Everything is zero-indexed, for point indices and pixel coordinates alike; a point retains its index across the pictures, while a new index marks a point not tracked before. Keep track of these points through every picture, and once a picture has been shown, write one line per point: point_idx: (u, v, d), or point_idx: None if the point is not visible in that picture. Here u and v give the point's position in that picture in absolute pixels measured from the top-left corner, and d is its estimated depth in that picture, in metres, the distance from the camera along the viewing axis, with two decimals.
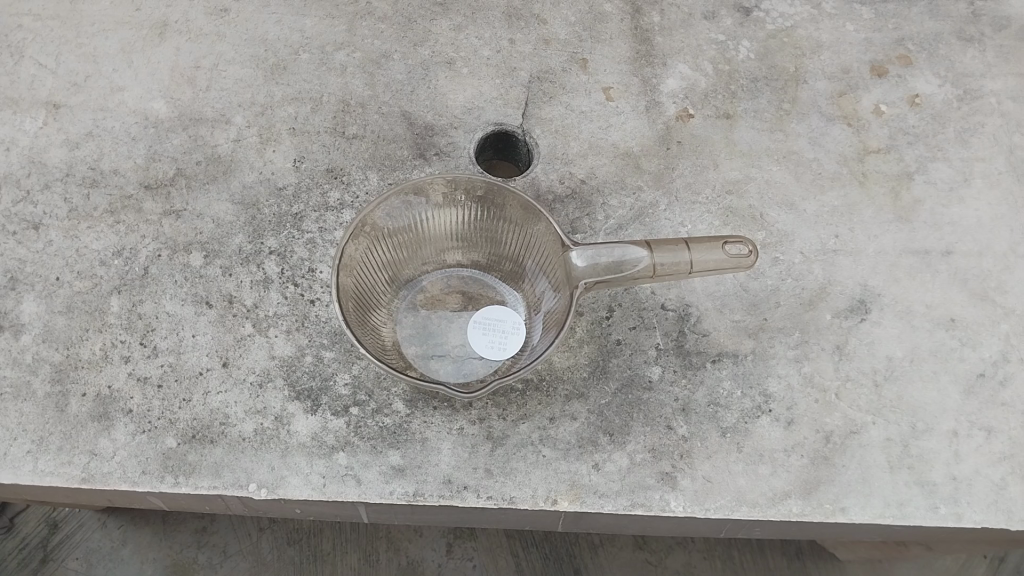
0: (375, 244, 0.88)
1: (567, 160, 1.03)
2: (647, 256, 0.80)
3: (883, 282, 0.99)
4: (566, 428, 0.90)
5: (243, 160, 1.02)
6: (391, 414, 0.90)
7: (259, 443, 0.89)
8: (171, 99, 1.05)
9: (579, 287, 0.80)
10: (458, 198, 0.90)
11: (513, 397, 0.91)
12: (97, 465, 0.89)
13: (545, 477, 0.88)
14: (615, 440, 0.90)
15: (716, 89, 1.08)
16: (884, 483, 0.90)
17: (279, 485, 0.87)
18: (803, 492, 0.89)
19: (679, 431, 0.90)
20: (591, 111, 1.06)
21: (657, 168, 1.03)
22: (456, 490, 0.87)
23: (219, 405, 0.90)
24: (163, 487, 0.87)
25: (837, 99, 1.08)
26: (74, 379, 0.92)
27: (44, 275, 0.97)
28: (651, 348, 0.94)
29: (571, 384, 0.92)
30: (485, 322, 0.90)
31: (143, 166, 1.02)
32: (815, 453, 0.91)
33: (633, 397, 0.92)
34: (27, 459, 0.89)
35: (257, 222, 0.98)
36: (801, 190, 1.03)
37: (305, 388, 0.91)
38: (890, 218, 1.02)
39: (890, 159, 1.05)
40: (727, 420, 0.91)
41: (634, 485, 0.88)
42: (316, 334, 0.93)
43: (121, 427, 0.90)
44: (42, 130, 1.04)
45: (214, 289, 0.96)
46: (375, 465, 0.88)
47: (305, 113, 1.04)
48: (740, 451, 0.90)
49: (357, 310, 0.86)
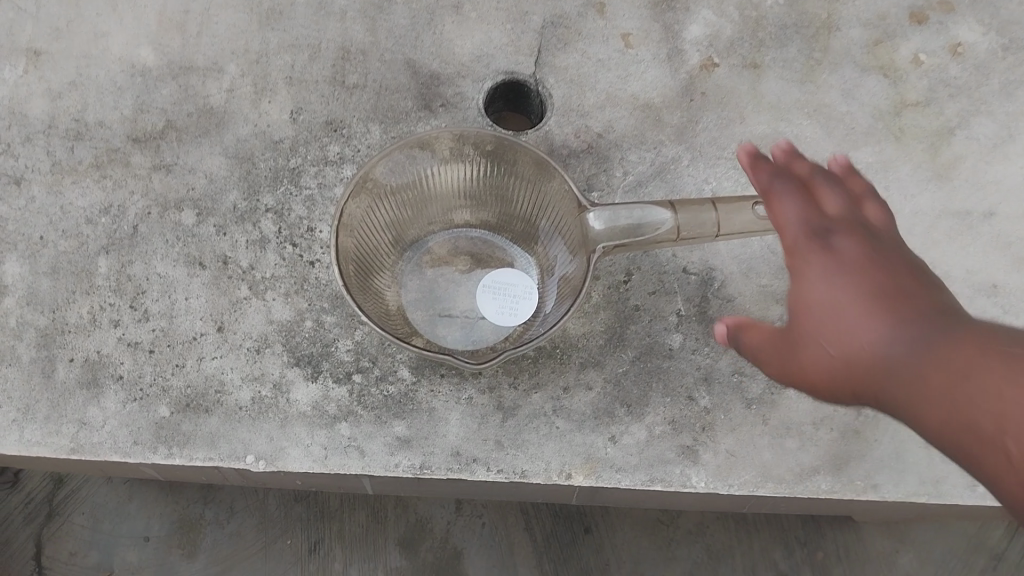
0: (376, 203, 0.84)
1: (583, 112, 0.98)
2: (672, 219, 0.73)
3: (920, 245, 0.95)
4: (580, 398, 0.87)
5: (237, 112, 0.97)
6: (396, 383, 0.87)
7: (256, 412, 0.86)
8: (159, 47, 1.00)
9: (596, 253, 0.76)
10: (464, 153, 0.86)
11: (525, 364, 0.87)
12: (85, 435, 0.87)
13: (558, 449, 0.85)
14: (633, 412, 0.87)
15: (742, 37, 1.02)
16: (919, 460, 0.87)
17: (278, 456, 0.85)
18: (832, 469, 0.86)
19: (701, 402, 0.88)
20: (609, 59, 1.01)
21: (680, 121, 0.98)
22: (464, 463, 0.85)
23: (214, 371, 0.88)
24: (155, 458, 0.86)
25: (873, 48, 1.02)
26: (60, 344, 0.89)
27: (27, 234, 0.94)
28: (672, 314, 0.90)
29: (586, 352, 0.88)
30: (496, 286, 0.87)
31: (130, 118, 0.97)
32: (847, 427, 0.87)
33: (653, 366, 0.88)
34: (11, 429, 0.87)
35: (253, 177, 0.94)
36: (832, 146, 0.98)
37: (305, 354, 0.88)
38: (927, 176, 0.98)
39: (928, 113, 1.00)
40: (753, 391, 0.88)
41: (652, 459, 0.86)
42: (316, 298, 0.90)
43: (111, 395, 0.88)
44: (24, 80, 0.99)
45: (207, 250, 0.92)
46: (380, 436, 0.85)
47: (303, 61, 0.99)
48: (766, 424, 0.87)
49: (358, 274, 0.82)
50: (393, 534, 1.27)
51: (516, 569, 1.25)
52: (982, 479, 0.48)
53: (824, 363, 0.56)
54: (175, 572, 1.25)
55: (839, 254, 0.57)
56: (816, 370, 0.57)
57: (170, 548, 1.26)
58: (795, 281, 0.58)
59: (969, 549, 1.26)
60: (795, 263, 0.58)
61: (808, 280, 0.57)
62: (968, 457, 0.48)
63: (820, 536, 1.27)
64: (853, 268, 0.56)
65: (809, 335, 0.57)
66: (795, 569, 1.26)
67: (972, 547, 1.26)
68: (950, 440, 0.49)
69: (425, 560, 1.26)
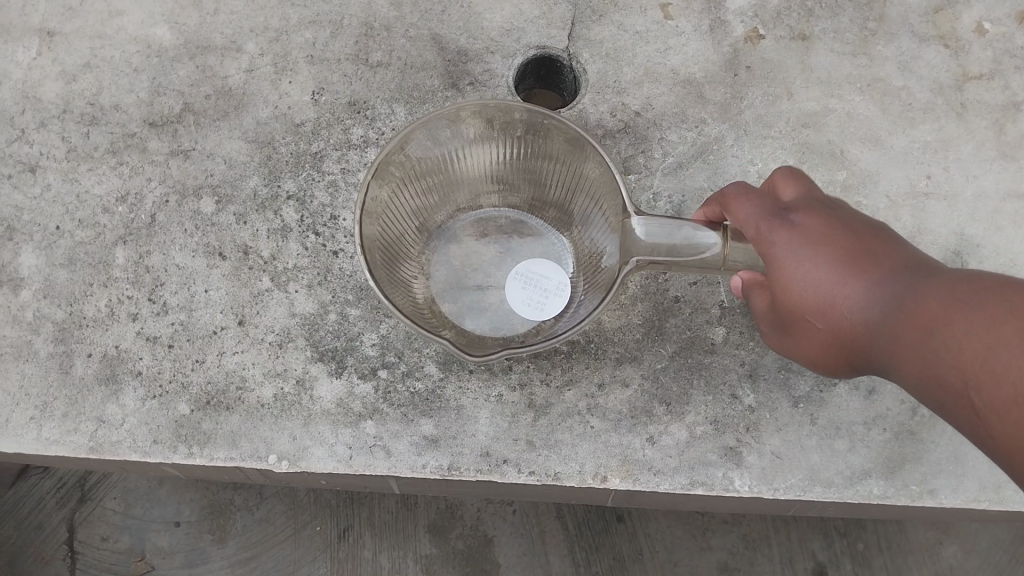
0: (401, 184, 0.81)
1: (619, 89, 0.94)
2: (722, 246, 0.69)
3: (984, 230, 0.90)
4: (615, 396, 0.84)
5: (256, 94, 0.95)
6: (423, 379, 0.85)
7: (279, 409, 0.85)
8: (175, 25, 0.98)
9: (628, 267, 0.72)
10: (493, 129, 0.82)
11: (558, 360, 0.85)
12: (104, 433, 0.86)
13: (592, 450, 0.83)
14: (672, 410, 0.84)
15: (789, 6, 0.97)
16: (979, 463, 0.83)
17: (302, 456, 0.83)
18: (884, 473, 0.83)
19: (745, 401, 0.84)
20: (647, 32, 0.96)
21: (724, 97, 0.94)
22: (494, 464, 0.82)
23: (236, 367, 0.86)
24: (176, 458, 0.84)
25: (932, 16, 0.97)
26: (78, 339, 0.89)
27: (43, 223, 0.92)
28: (714, 306, 0.86)
29: (622, 347, 0.85)
30: (525, 276, 0.84)
31: (146, 101, 0.95)
32: (900, 427, 0.84)
33: (693, 361, 0.85)
34: (31, 425, 0.87)
35: (274, 162, 0.92)
36: (887, 123, 0.93)
37: (329, 349, 0.86)
38: (991, 156, 0.92)
39: (992, 87, 0.94)
40: (800, 388, 0.85)
41: (693, 461, 0.83)
42: (340, 290, 0.88)
43: (130, 391, 0.87)
44: (39, 60, 0.97)
45: (227, 240, 0.90)
46: (407, 435, 0.83)
47: (326, 38, 0.96)
48: (814, 424, 0.84)
49: (384, 259, 0.79)
50: (423, 520, 1.26)
51: (547, 559, 1.24)
52: (963, 427, 0.51)
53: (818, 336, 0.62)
54: (205, 557, 1.26)
55: (792, 233, 0.62)
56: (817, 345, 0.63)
57: (200, 532, 1.27)
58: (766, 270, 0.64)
59: (1018, 544, 1.22)
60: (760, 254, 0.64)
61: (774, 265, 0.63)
62: (947, 411, 0.52)
63: (859, 528, 1.24)
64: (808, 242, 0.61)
65: (792, 318, 0.63)
66: (833, 561, 1.23)
67: (1022, 540, 1.22)
68: (927, 396, 0.53)
69: (455, 548, 1.25)
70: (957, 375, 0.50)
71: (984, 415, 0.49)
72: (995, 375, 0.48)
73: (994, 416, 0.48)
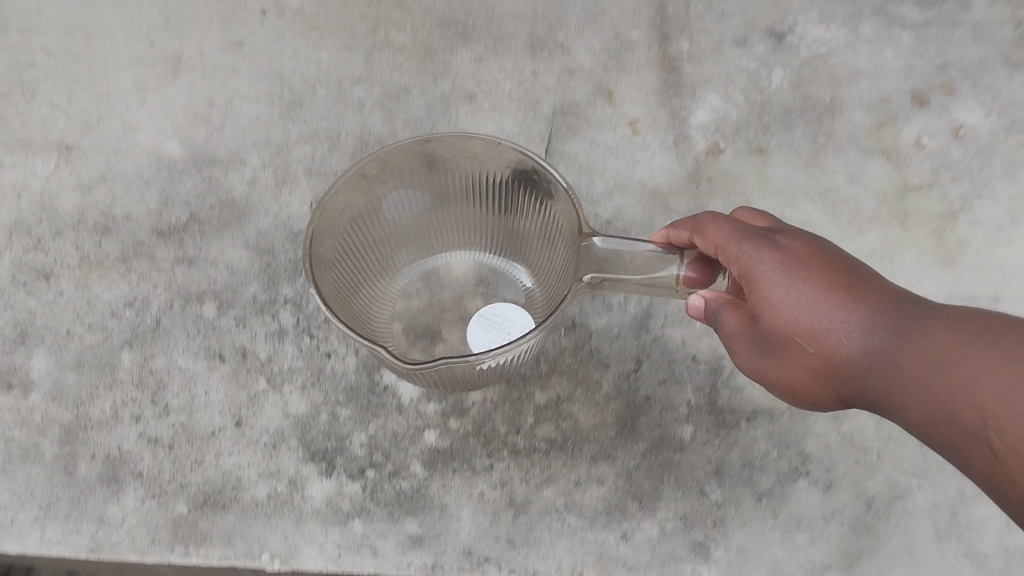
0: (364, 221, 0.90)
1: (592, 200, 1.00)
2: (678, 267, 0.77)
3: None
4: (591, 493, 0.87)
5: (257, 205, 1.01)
6: (408, 478, 0.88)
7: (271, 508, 0.87)
8: (185, 142, 1.05)
9: (582, 282, 0.77)
10: (456, 174, 0.91)
11: (537, 458, 0.89)
12: (105, 534, 0.86)
13: (570, 547, 0.85)
14: (645, 507, 0.87)
15: (748, 121, 1.05)
16: (931, 555, 0.86)
17: (292, 555, 0.85)
18: (844, 566, 0.85)
19: (713, 496, 0.88)
20: (618, 146, 1.03)
21: (685, 207, 0.99)
22: (476, 562, 0.84)
23: (233, 467, 0.88)
24: (173, 558, 0.84)
25: (876, 130, 1.05)
26: (84, 441, 0.90)
27: (53, 328, 0.95)
28: (682, 405, 0.92)
29: (597, 445, 0.90)
30: (490, 319, 0.94)
31: (155, 211, 1.01)
32: (857, 521, 0.87)
33: (665, 458, 0.89)
34: (35, 527, 0.86)
35: (272, 269, 0.97)
36: (837, 231, 0.98)
37: (320, 449, 0.89)
38: (933, 261, 0.97)
39: (931, 196, 1.01)
40: (764, 483, 0.88)
41: (665, 557, 0.85)
42: (333, 390, 0.92)
43: (131, 492, 0.87)
44: (57, 173, 1.04)
45: (227, 342, 0.94)
46: (393, 534, 0.85)
47: (323, 152, 1.03)
48: (777, 518, 0.87)
49: (342, 285, 0.86)
50: None
51: None
52: (970, 463, 0.60)
53: (804, 355, 0.71)
54: None
55: (783, 261, 0.72)
56: (800, 365, 0.71)
57: None
58: (756, 294, 0.73)
59: None
60: (750, 278, 0.73)
61: (770, 288, 0.71)
62: (952, 439, 0.61)
63: None
64: (800, 271, 0.71)
65: (785, 344, 0.71)
66: None
67: None
68: (935, 428, 0.62)
69: None
70: (975, 414, 0.59)
71: (1004, 457, 0.57)
72: (1009, 416, 0.57)
73: (1011, 455, 0.57)
